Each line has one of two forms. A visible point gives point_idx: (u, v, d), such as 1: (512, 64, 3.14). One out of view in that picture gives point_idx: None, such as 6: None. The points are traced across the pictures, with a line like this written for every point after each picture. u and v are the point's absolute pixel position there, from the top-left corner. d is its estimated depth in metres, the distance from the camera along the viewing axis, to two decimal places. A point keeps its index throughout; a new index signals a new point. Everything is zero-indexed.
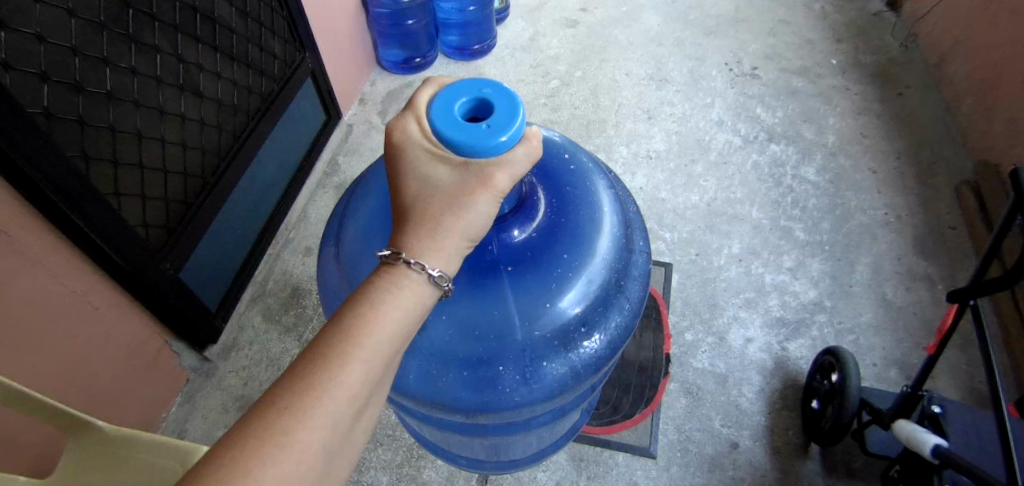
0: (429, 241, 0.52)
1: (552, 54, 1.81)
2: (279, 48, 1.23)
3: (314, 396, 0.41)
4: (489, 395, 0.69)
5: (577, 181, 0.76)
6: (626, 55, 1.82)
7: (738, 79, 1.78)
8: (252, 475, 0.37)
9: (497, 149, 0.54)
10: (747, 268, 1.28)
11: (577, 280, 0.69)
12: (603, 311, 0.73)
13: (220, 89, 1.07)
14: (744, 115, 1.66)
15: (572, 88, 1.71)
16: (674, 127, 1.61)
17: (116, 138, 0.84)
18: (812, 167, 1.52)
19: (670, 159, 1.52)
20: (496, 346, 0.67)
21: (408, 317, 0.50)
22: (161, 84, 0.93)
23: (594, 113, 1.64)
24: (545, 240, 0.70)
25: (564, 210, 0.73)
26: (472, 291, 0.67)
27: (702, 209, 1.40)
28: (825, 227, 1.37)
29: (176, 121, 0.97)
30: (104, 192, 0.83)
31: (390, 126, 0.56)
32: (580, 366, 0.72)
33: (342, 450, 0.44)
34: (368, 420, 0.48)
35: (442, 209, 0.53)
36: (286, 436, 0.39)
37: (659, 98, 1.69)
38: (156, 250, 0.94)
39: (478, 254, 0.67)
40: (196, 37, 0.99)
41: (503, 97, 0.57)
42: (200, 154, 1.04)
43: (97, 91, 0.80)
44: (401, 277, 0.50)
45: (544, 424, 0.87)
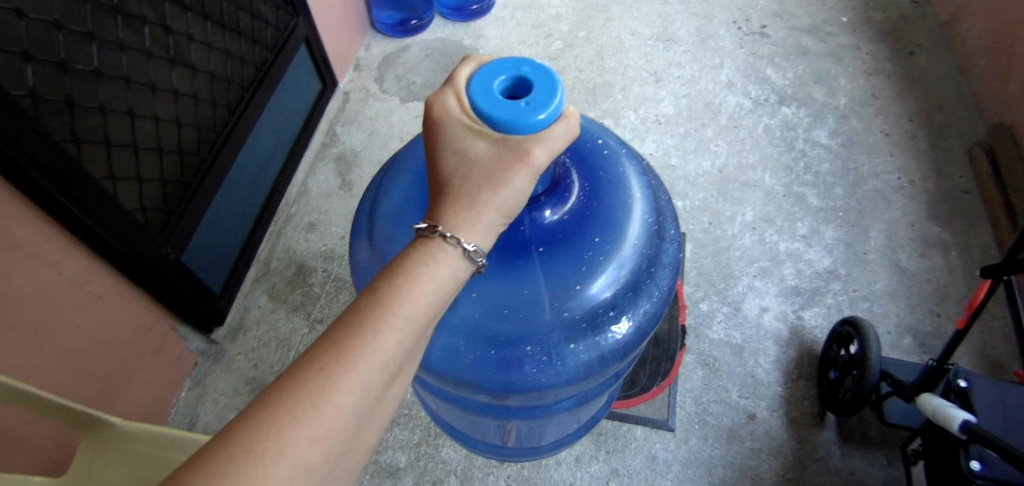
0: (466, 215, 0.50)
1: (553, 13, 1.72)
2: (270, 13, 1.15)
3: (349, 358, 0.41)
4: (514, 376, 0.66)
5: (610, 167, 0.72)
6: (631, 14, 1.74)
7: (746, 38, 1.71)
8: (286, 430, 0.37)
9: (535, 127, 0.50)
10: (761, 236, 1.26)
11: (609, 264, 0.65)
12: (634, 298, 0.69)
13: (212, 60, 1.00)
14: (754, 77, 1.60)
15: (576, 50, 1.64)
16: (683, 89, 1.55)
17: (108, 118, 0.79)
18: (824, 130, 1.48)
19: (680, 123, 1.47)
20: (524, 326, 0.64)
21: (442, 291, 0.48)
22: (152, 57, 0.86)
23: (600, 76, 1.57)
24: (577, 222, 0.66)
25: (597, 194, 0.68)
26: (501, 270, 0.64)
27: (715, 176, 1.36)
28: (839, 193, 1.35)
29: (170, 97, 0.91)
30: (99, 176, 0.78)
31: (429, 102, 0.54)
32: (607, 352, 0.68)
33: (375, 416, 0.44)
34: (400, 390, 0.47)
35: (479, 186, 0.51)
36: (321, 395, 0.39)
37: (666, 59, 1.62)
38: (156, 234, 0.90)
39: (510, 233, 0.64)
40: (184, 3, 0.92)
41: (543, 74, 0.52)
42: (195, 132, 0.98)
43: (85, 68, 0.74)
44: (437, 250, 0.48)
45: (566, 410, 0.84)
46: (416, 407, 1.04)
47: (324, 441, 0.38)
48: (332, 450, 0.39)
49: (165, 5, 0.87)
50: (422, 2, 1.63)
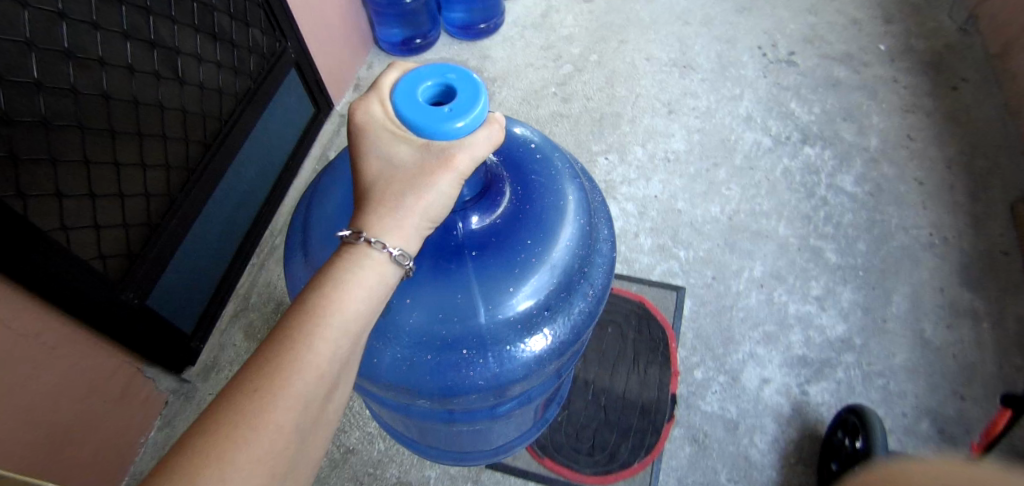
0: (390, 220, 0.51)
1: (565, 33, 1.63)
2: (255, 40, 1.10)
3: (284, 376, 0.43)
4: (451, 379, 0.64)
5: (544, 170, 0.71)
6: (648, 37, 1.64)
7: (771, 66, 1.59)
8: (225, 456, 0.39)
9: (456, 133, 0.52)
10: (769, 295, 1.16)
11: (543, 266, 0.64)
12: (567, 299, 0.68)
13: (186, 96, 0.96)
14: (777, 111, 1.48)
15: (585, 74, 1.54)
16: (697, 123, 1.44)
17: (58, 170, 0.75)
18: (850, 175, 1.36)
19: (690, 162, 1.37)
20: (460, 330, 0.62)
21: (372, 296, 0.50)
22: (114, 100, 0.83)
23: (609, 106, 1.47)
24: (509, 225, 0.65)
25: (529, 197, 0.68)
26: (434, 275, 0.63)
27: (723, 223, 1.26)
28: (860, 249, 1.25)
29: (135, 139, 0.88)
30: (47, 228, 0.75)
31: (353, 107, 0.55)
32: (544, 353, 0.67)
33: (317, 428, 0.46)
34: (341, 398, 0.50)
35: (403, 190, 0.52)
36: (257, 417, 0.41)
37: (682, 88, 1.52)
38: (115, 282, 0.87)
39: (443, 237, 0.63)
40: (153, 40, 0.88)
41: (464, 82, 0.54)
42: (164, 172, 0.94)
43: (30, 120, 0.71)
44: (363, 257, 0.50)
45: (515, 411, 0.82)
46: (382, 467, 0.99)
47: (267, 460, 0.41)
48: (276, 468, 0.42)
49: (129, 44, 0.84)
50: (428, 20, 1.57)
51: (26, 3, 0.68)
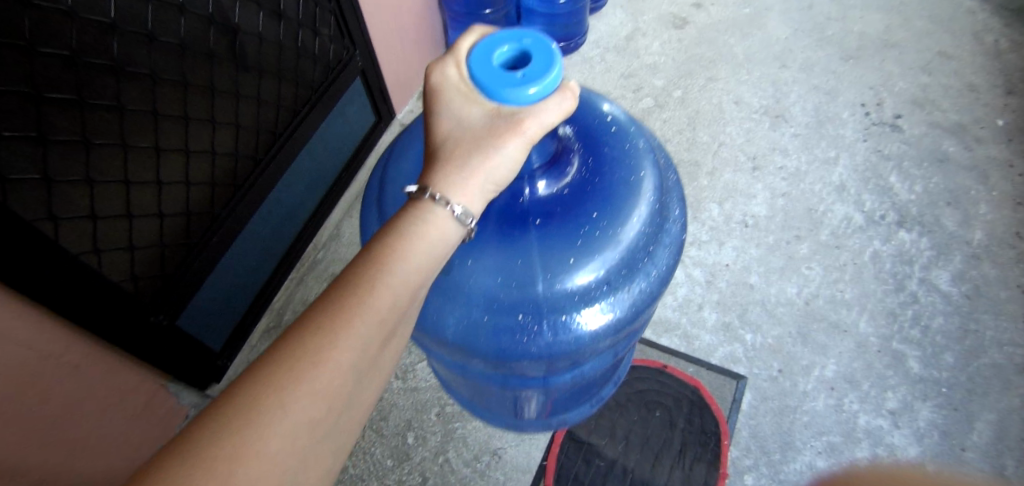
0: (455, 181, 0.52)
1: (649, 61, 1.52)
2: (320, 48, 1.03)
3: (346, 319, 0.44)
4: (507, 343, 0.66)
5: (617, 142, 0.71)
6: (739, 76, 1.50)
7: (873, 129, 1.44)
8: (287, 389, 0.41)
9: (531, 99, 0.51)
10: (839, 401, 1.06)
11: (609, 243, 0.64)
12: (627, 277, 0.68)
13: (242, 110, 0.91)
14: (873, 183, 1.34)
15: (666, 112, 1.42)
16: (783, 185, 1.30)
17: (95, 191, 0.71)
18: (947, 270, 1.22)
19: (771, 231, 1.24)
20: (517, 295, 0.64)
21: (434, 248, 0.51)
22: (163, 118, 0.77)
23: (688, 152, 1.35)
24: (576, 197, 0.65)
25: (600, 170, 0.67)
26: (498, 238, 0.64)
27: (799, 307, 1.15)
28: (948, 361, 1.11)
29: (182, 156, 0.83)
30: (78, 252, 0.71)
31: (427, 68, 0.55)
32: (601, 328, 0.68)
33: (373, 374, 0.48)
34: (395, 350, 0.51)
35: (470, 150, 0.53)
36: (318, 356, 0.43)
37: (770, 141, 1.38)
38: (146, 302, 0.84)
39: (510, 202, 0.64)
40: (211, 51, 0.82)
41: (545, 47, 0.52)
42: (208, 190, 0.89)
43: (68, 137, 0.66)
44: (428, 211, 0.51)
45: (563, 383, 0.82)
46: None
47: (325, 399, 0.42)
48: (332, 407, 0.43)
49: (186, 56, 0.78)
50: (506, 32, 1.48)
51: (73, 14, 0.62)
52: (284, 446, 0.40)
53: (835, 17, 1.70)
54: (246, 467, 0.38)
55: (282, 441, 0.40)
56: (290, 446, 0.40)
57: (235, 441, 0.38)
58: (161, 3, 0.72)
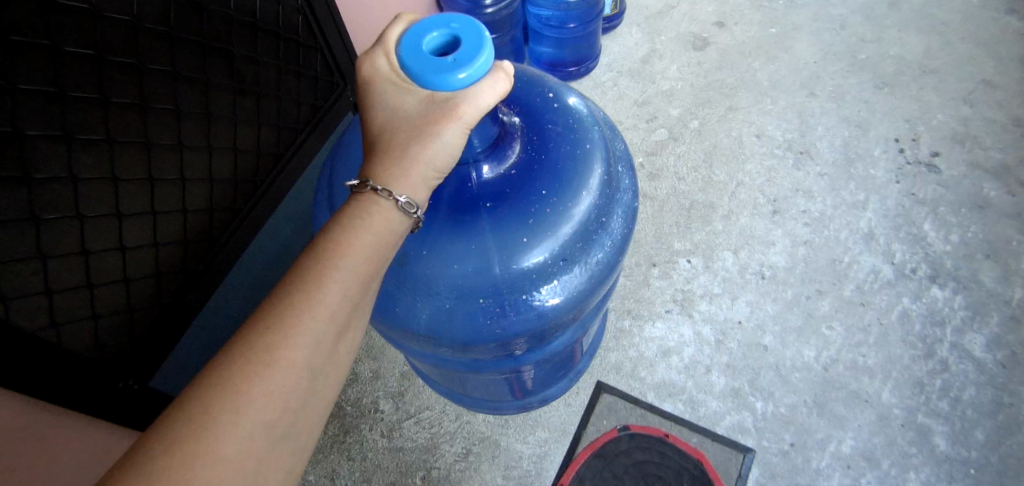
0: (396, 170, 0.59)
1: (665, 87, 1.42)
2: (301, 87, 1.01)
3: (297, 316, 0.49)
4: (474, 325, 0.76)
5: (561, 118, 0.80)
6: (762, 106, 1.39)
7: (907, 168, 1.32)
8: (243, 387, 0.44)
9: (459, 84, 0.60)
10: (855, 481, 0.97)
11: (560, 220, 0.73)
12: (582, 248, 0.77)
13: (216, 162, 0.86)
14: (904, 231, 1.23)
15: (681, 145, 1.32)
16: (806, 232, 1.20)
17: (48, 265, 0.65)
18: (981, 335, 1.11)
19: (789, 284, 1.14)
20: (479, 280, 0.73)
21: (380, 239, 0.57)
22: (125, 182, 0.72)
23: (702, 193, 1.25)
24: (523, 177, 0.74)
25: (545, 148, 0.76)
26: (451, 223, 0.72)
27: (815, 374, 1.06)
28: (978, 440, 1.02)
29: (149, 218, 0.77)
30: (35, 330, 0.66)
31: (363, 64, 0.64)
32: (561, 298, 0.77)
33: (328, 371, 0.51)
34: (350, 343, 0.55)
35: (410, 139, 0.61)
36: (273, 354, 0.47)
37: (793, 181, 1.27)
38: (113, 368, 0.80)
39: (458, 189, 0.72)
40: (179, 105, 0.77)
41: (467, 35, 0.61)
42: (180, 249, 0.84)
43: (13, 217, 0.60)
44: (371, 202, 0.58)
45: (537, 359, 0.90)
46: None
47: (280, 395, 0.46)
48: (289, 403, 0.47)
49: (150, 115, 0.73)
50: (513, 54, 1.41)
51: (13, 87, 0.57)
52: (246, 442, 0.44)
53: (870, 38, 1.57)
54: (208, 463, 0.41)
55: (241, 437, 0.43)
56: (249, 441, 0.44)
57: (194, 439, 0.41)
58: (120, 63, 0.67)
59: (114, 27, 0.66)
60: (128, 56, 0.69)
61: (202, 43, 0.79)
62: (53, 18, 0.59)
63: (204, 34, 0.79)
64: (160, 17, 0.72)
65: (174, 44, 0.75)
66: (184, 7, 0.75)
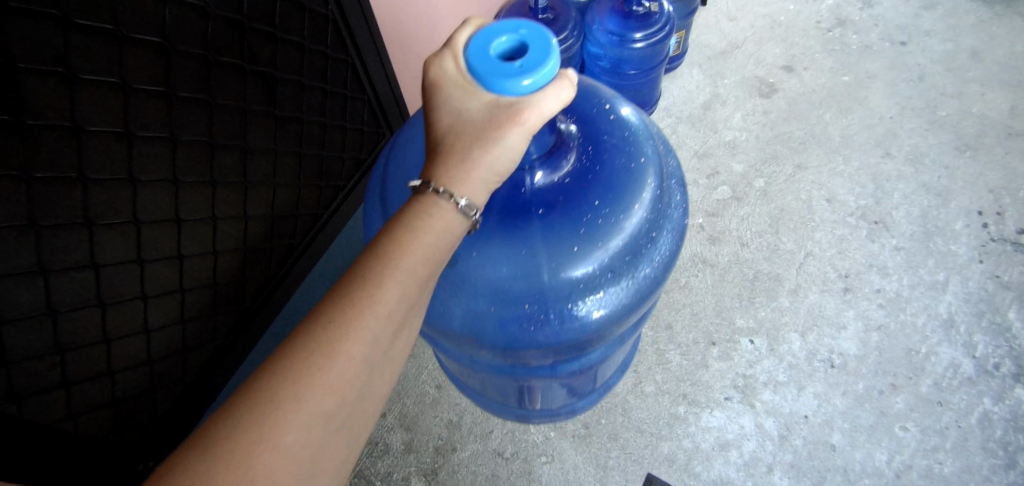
0: (457, 172, 0.55)
1: (729, 138, 1.32)
2: (342, 138, 0.97)
3: (357, 310, 0.45)
4: (515, 330, 0.75)
5: (616, 131, 0.78)
6: (834, 165, 1.28)
7: (992, 246, 1.20)
8: (302, 380, 0.42)
9: (525, 90, 0.55)
10: None
11: (610, 233, 0.72)
12: (630, 263, 0.75)
13: (250, 229, 0.82)
14: (988, 319, 1.12)
15: (745, 206, 1.22)
16: (880, 315, 1.10)
17: (67, 358, 0.61)
18: None
19: (860, 375, 1.05)
20: (525, 285, 0.72)
21: (437, 241, 0.53)
22: (151, 262, 0.68)
23: (768, 263, 1.15)
24: (577, 186, 0.72)
25: (599, 159, 0.74)
26: (502, 227, 0.71)
27: (888, 482, 0.96)
28: None
29: (176, 297, 0.73)
30: (48, 423, 0.62)
31: (426, 61, 0.58)
32: (606, 309, 0.76)
33: (387, 365, 0.48)
34: (406, 342, 0.51)
35: (472, 142, 0.56)
36: (330, 347, 0.44)
37: (867, 255, 1.17)
38: (136, 447, 0.76)
39: (512, 194, 0.71)
40: (214, 175, 0.73)
41: (537, 42, 0.56)
42: (210, 318, 0.80)
43: (30, 315, 0.56)
44: (431, 204, 0.54)
45: (572, 370, 0.88)
46: None
47: (338, 389, 0.43)
48: (347, 396, 0.44)
49: (180, 189, 0.69)
50: None
51: (27, 176, 0.52)
52: (303, 434, 0.41)
53: (951, 92, 1.45)
54: (265, 454, 0.39)
55: (299, 430, 0.41)
56: (305, 435, 0.41)
57: (254, 430, 0.39)
58: (148, 137, 0.63)
59: (146, 99, 0.62)
60: (160, 127, 0.64)
61: (242, 106, 0.75)
62: (76, 95, 0.55)
63: (244, 95, 0.75)
64: (198, 82, 0.68)
65: (213, 111, 0.71)
66: (223, 70, 0.71)
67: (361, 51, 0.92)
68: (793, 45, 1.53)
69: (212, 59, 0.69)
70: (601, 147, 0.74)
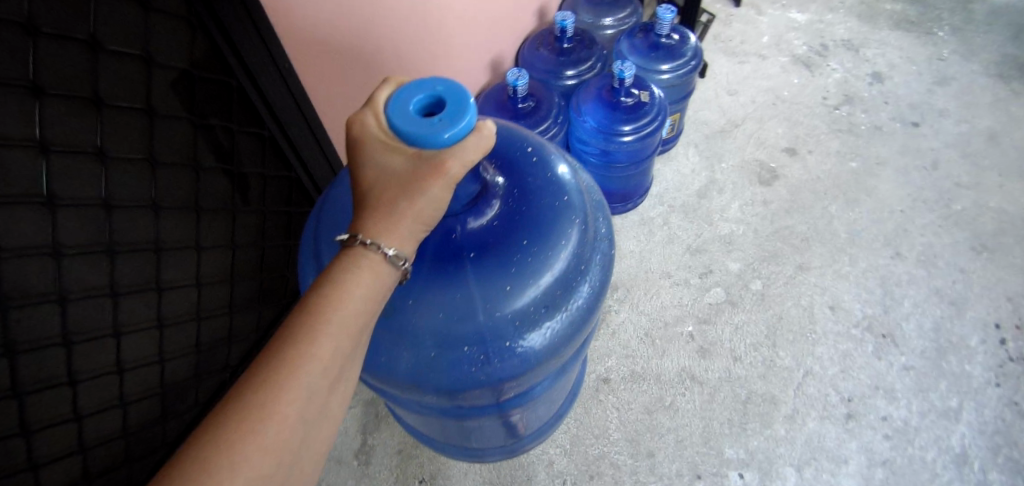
0: (385, 223, 0.54)
1: (725, 232, 1.24)
2: (273, 231, 0.91)
3: (293, 369, 0.45)
4: (457, 375, 0.67)
5: (541, 170, 0.73)
6: (837, 265, 1.19)
7: (1012, 367, 1.08)
8: (234, 447, 0.40)
9: (445, 142, 0.55)
10: None
11: (542, 269, 0.67)
12: (566, 292, 0.69)
13: (168, 367, 0.80)
14: (1008, 456, 0.99)
15: (740, 312, 1.12)
16: (885, 448, 0.99)
17: None
18: None
19: None
20: (461, 328, 0.65)
21: (371, 293, 0.51)
22: (36, 417, 0.63)
23: (761, 381, 1.05)
24: (505, 227, 0.68)
25: (525, 199, 0.70)
26: (433, 275, 0.65)
27: None
28: None
29: (76, 456, 0.71)
30: None
31: (350, 121, 0.58)
32: (546, 345, 0.69)
33: (321, 421, 0.48)
34: (343, 394, 0.51)
35: (398, 194, 0.55)
36: (266, 407, 0.43)
37: (873, 375, 1.07)
38: None
39: (443, 240, 0.66)
40: (117, 327, 0.69)
41: (454, 95, 0.58)
42: (110, 443, 0.76)
43: None
44: (360, 257, 0.52)
45: (518, 406, 0.83)
46: None
47: (273, 452, 0.42)
48: (283, 457, 0.43)
49: (76, 347, 0.65)
50: None
51: None
52: None
53: (967, 183, 1.35)
54: None
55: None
56: None
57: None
58: (27, 304, 0.58)
59: (19, 264, 0.56)
60: (46, 297, 0.59)
61: (154, 249, 0.70)
62: None
63: (155, 236, 0.70)
64: (96, 238, 0.62)
65: (114, 264, 0.66)
66: (127, 217, 0.65)
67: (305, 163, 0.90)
68: (797, 125, 1.46)
69: (111, 208, 0.63)
70: (527, 189, 0.70)
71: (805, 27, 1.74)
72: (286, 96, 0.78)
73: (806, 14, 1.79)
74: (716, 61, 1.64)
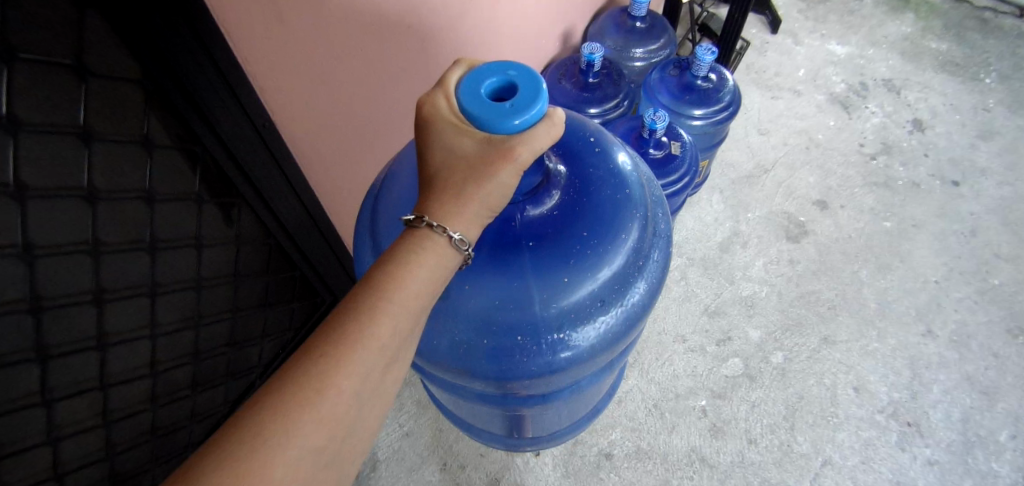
0: (450, 207, 0.49)
1: (747, 292, 1.15)
2: (250, 295, 0.78)
3: (350, 343, 0.42)
4: (505, 365, 0.61)
5: (602, 161, 0.65)
6: (864, 339, 1.10)
7: None
8: (292, 415, 0.39)
9: (515, 130, 0.49)
10: None
11: (601, 265, 0.60)
12: (623, 289, 0.62)
13: (119, 456, 0.70)
14: None
15: (757, 387, 1.04)
16: None
17: None
18: None
19: None
20: (514, 317, 0.59)
21: (433, 275, 0.48)
22: None
23: (775, 468, 0.96)
24: (567, 215, 0.61)
25: (586, 187, 0.63)
26: (489, 263, 0.59)
27: None
28: None
29: None
30: None
31: (418, 101, 0.52)
32: (598, 341, 0.63)
33: (375, 400, 0.45)
34: (400, 373, 0.48)
35: (465, 179, 0.50)
36: (322, 380, 0.41)
37: (894, 469, 0.97)
38: None
39: (501, 229, 0.59)
40: (52, 431, 0.59)
41: (531, 80, 0.50)
42: None
43: None
44: (424, 240, 0.48)
45: (560, 398, 0.79)
46: None
47: (328, 424, 0.41)
48: (337, 431, 0.41)
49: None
50: None
51: None
52: (290, 472, 0.38)
53: (1007, 254, 1.25)
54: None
55: (287, 467, 0.38)
56: (294, 470, 0.39)
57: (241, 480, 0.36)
58: None
59: None
60: None
61: (97, 348, 0.58)
62: None
63: (100, 332, 0.58)
64: (21, 348, 0.51)
65: (47, 370, 0.55)
66: (58, 320, 0.53)
67: (283, 221, 0.73)
68: (830, 175, 1.36)
69: (42, 312, 0.51)
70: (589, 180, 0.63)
71: (845, 61, 1.64)
72: (265, 156, 0.62)
73: (848, 47, 1.68)
74: (749, 94, 1.54)
